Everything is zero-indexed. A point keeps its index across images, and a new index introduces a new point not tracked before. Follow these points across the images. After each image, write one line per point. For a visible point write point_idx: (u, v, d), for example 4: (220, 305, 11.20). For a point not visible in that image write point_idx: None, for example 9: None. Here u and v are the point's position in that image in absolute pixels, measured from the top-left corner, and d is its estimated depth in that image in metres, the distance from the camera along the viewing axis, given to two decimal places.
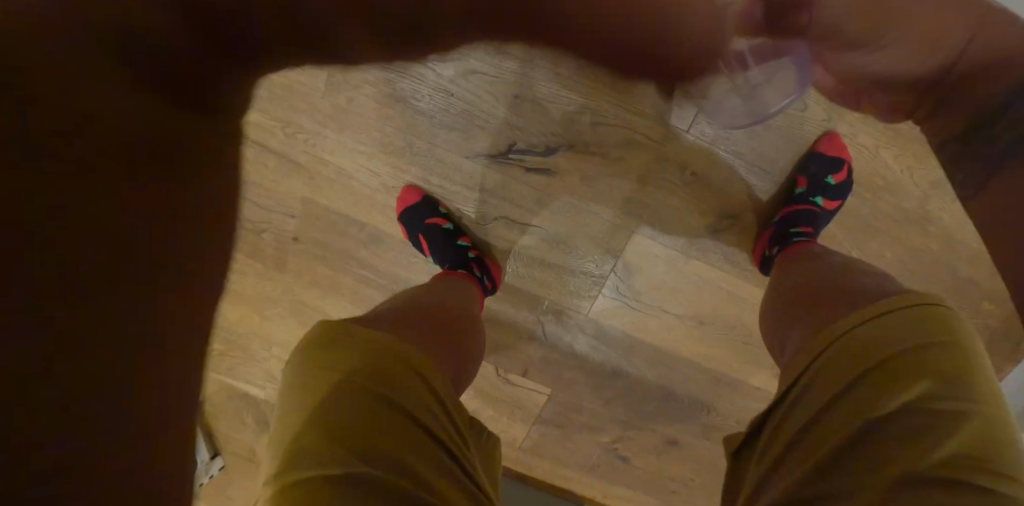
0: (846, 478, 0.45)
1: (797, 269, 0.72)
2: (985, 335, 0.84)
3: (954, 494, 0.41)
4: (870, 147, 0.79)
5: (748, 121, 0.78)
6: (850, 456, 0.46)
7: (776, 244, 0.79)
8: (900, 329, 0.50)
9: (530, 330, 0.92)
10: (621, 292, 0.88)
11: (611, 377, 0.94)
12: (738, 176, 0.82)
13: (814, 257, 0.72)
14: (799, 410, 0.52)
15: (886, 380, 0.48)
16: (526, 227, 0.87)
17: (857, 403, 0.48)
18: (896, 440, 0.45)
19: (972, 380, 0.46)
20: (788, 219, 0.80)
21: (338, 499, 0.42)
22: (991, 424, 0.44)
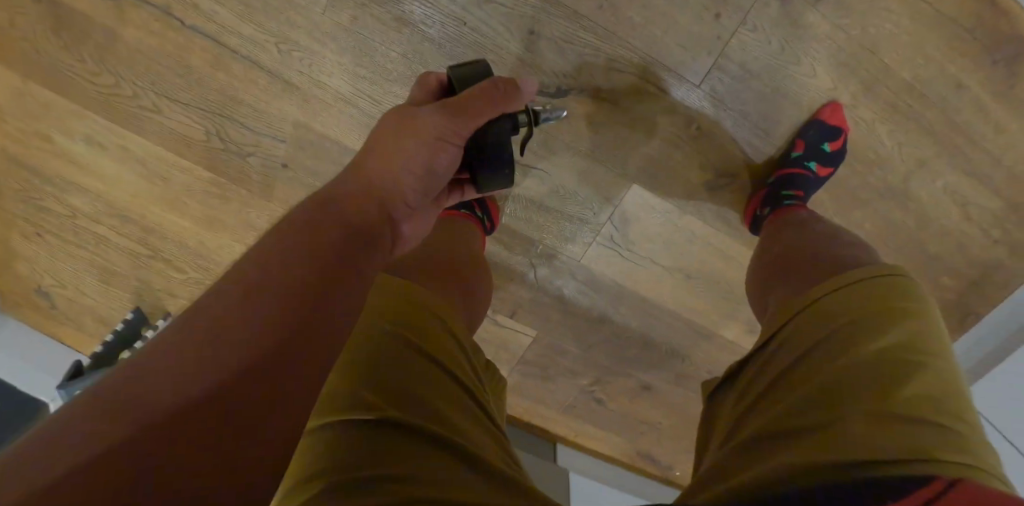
0: (808, 416, 0.45)
1: (788, 229, 0.76)
2: (940, 302, 0.92)
3: (913, 428, 0.41)
4: (867, 119, 0.81)
5: (756, 83, 0.79)
6: (817, 398, 0.46)
7: (768, 206, 0.83)
8: (867, 294, 0.52)
9: (522, 274, 0.93)
10: (614, 242, 0.90)
11: (597, 324, 0.97)
12: (741, 135, 0.83)
13: (806, 222, 0.75)
14: (771, 363, 0.54)
15: (851, 336, 0.49)
16: (528, 170, 0.85)
17: (823, 355, 0.50)
18: (862, 384, 0.45)
19: (932, 340, 0.49)
20: (783, 182, 0.83)
21: (360, 436, 0.42)
22: (946, 382, 0.46)
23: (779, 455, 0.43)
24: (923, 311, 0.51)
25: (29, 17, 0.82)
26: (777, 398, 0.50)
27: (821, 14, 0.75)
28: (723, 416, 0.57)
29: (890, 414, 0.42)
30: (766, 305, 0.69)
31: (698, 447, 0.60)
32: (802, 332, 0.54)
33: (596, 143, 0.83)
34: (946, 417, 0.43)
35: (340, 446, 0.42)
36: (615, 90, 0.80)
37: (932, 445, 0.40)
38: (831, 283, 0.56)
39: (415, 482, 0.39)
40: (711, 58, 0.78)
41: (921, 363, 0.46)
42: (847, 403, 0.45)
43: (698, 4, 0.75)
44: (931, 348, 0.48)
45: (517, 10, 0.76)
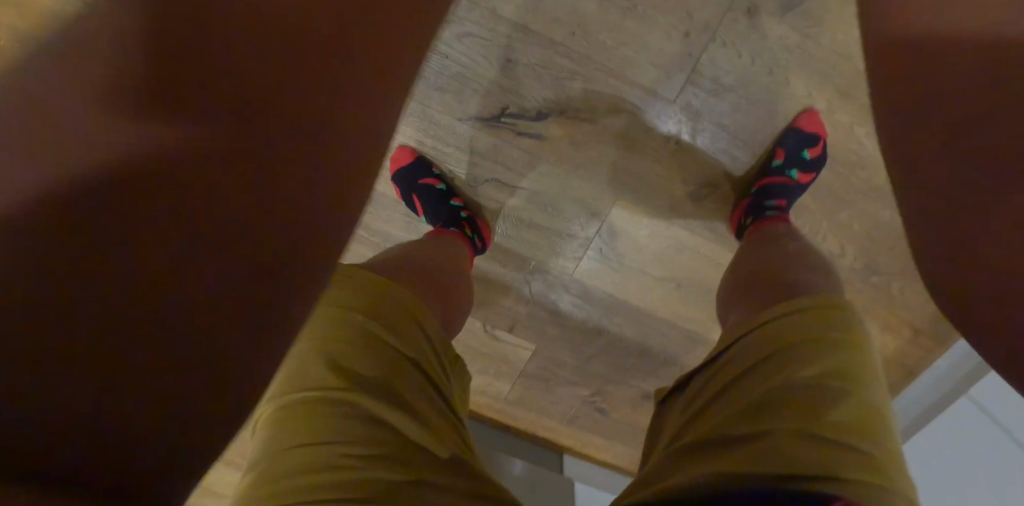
0: (744, 428, 0.50)
1: (759, 251, 0.76)
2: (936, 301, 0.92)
3: (835, 448, 0.46)
4: (845, 124, 0.83)
5: (730, 95, 0.82)
6: (762, 411, 0.51)
7: (751, 216, 0.84)
8: (824, 320, 0.55)
9: (518, 289, 0.97)
10: (604, 255, 0.93)
11: (593, 335, 0.99)
12: (721, 147, 0.85)
13: (780, 240, 0.76)
14: (730, 369, 0.57)
15: (801, 354, 0.53)
16: (515, 190, 0.89)
17: (776, 368, 0.53)
18: (798, 402, 0.50)
19: (868, 366, 0.53)
20: (765, 191, 0.83)
21: (361, 427, 0.48)
22: (872, 410, 0.50)
23: (711, 461, 0.49)
24: (864, 341, 0.54)
25: None
26: (726, 405, 0.54)
27: (789, 26, 0.78)
28: (677, 413, 0.61)
29: (814, 435, 0.47)
30: (733, 315, 0.70)
31: (647, 438, 0.66)
32: (760, 344, 0.56)
33: (578, 160, 0.86)
34: (867, 441, 0.47)
35: (342, 432, 0.47)
36: (593, 108, 0.83)
37: (844, 462, 0.45)
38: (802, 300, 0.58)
39: (409, 473, 0.47)
40: (685, 74, 0.81)
41: (852, 391, 0.50)
42: (779, 419, 0.49)
43: (668, 24, 0.78)
44: (866, 375, 0.52)
45: (495, 41, 0.80)
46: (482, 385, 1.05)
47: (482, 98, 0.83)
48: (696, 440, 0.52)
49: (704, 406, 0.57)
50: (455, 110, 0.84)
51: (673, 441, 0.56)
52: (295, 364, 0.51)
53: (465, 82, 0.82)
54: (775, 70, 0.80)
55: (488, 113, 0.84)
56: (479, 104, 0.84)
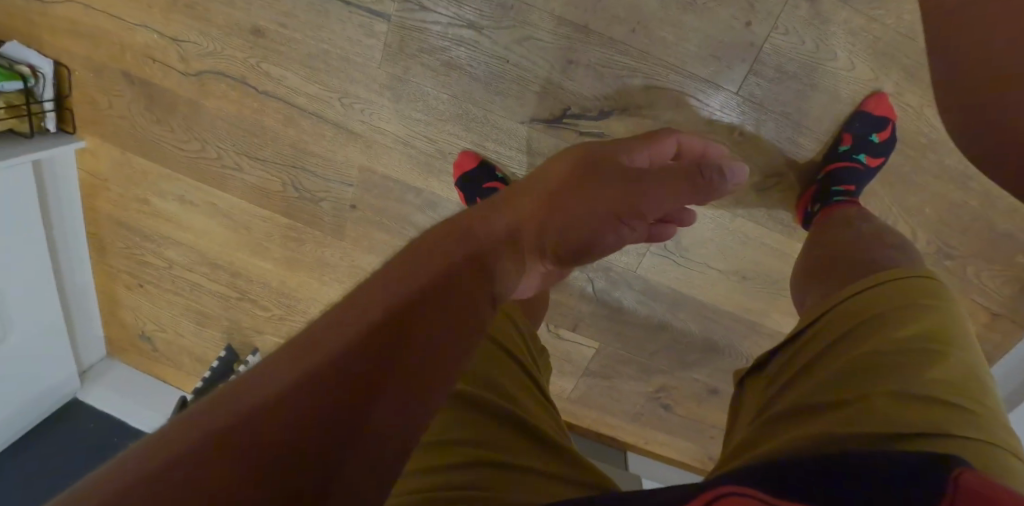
0: (835, 394, 0.51)
1: (831, 234, 0.76)
2: (1015, 283, 0.89)
3: (945, 404, 0.46)
4: (914, 105, 0.82)
5: (794, 82, 0.81)
6: (852, 375, 0.52)
7: (818, 202, 0.84)
8: (910, 290, 0.56)
9: (581, 288, 0.97)
10: (667, 249, 0.92)
11: (657, 331, 0.99)
12: (785, 135, 0.85)
13: (851, 222, 0.76)
14: (812, 343, 0.59)
15: (884, 324, 0.54)
16: None
17: (859, 338, 0.55)
18: (893, 361, 0.51)
19: (960, 329, 0.53)
20: (832, 177, 0.84)
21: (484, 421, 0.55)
22: (974, 370, 0.50)
23: (814, 422, 0.50)
24: (952, 305, 0.55)
25: (126, 98, 0.93)
26: (814, 376, 0.56)
27: (855, 9, 0.77)
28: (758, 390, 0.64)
29: (908, 401, 0.47)
30: (811, 297, 0.71)
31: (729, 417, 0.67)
32: (840, 318, 0.59)
33: None
34: (973, 401, 0.47)
35: (470, 423, 0.54)
36: (654, 104, 0.83)
37: (953, 421, 0.45)
38: (887, 274, 0.59)
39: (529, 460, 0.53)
40: (748, 63, 0.80)
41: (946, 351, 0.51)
42: (876, 387, 0.49)
43: (728, 15, 0.78)
44: (961, 339, 0.52)
45: (554, 43, 0.81)
46: None
47: (543, 99, 0.84)
48: (793, 406, 0.54)
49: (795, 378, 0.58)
50: (516, 113, 0.85)
51: (760, 414, 0.59)
52: None
53: (526, 85, 0.83)
54: (840, 51, 0.79)
55: (549, 114, 0.85)
56: (540, 106, 0.84)
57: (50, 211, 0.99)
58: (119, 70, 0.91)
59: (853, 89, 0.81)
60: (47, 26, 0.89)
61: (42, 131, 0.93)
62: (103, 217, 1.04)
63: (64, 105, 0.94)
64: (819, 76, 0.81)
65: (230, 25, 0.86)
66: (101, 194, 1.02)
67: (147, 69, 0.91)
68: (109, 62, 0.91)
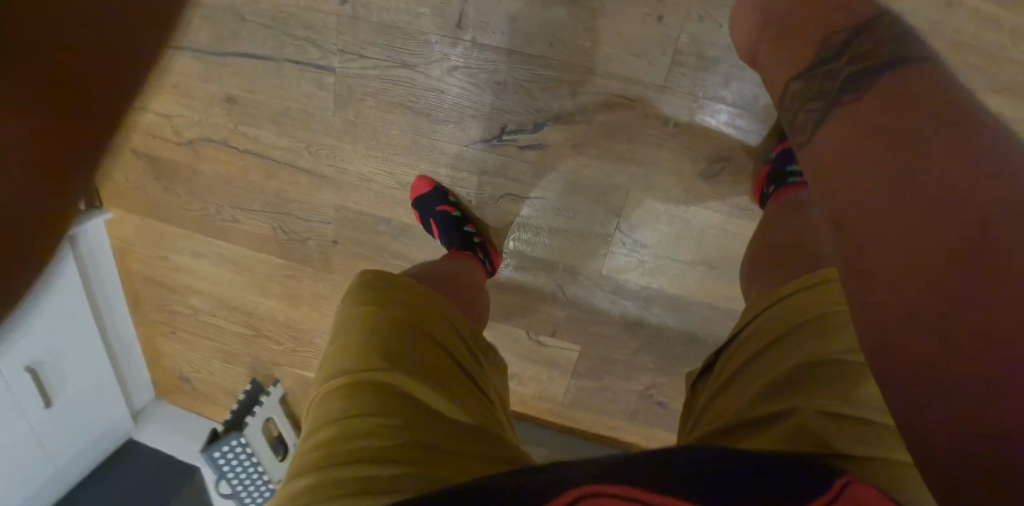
0: (776, 406, 0.49)
1: (787, 222, 0.74)
2: None
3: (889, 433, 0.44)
4: None
5: (721, 68, 0.81)
6: (804, 381, 0.49)
7: (774, 184, 0.80)
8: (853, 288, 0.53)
9: (553, 294, 1.00)
10: (629, 248, 0.94)
11: (635, 329, 1.00)
12: (723, 119, 0.84)
13: (802, 209, 0.74)
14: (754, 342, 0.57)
15: (831, 329, 0.51)
16: (527, 200, 0.93)
17: (811, 338, 0.51)
18: (840, 372, 0.48)
19: None
20: (787, 157, 0.80)
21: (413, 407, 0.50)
22: None
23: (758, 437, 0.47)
24: None
25: (136, 172, 1.08)
26: (761, 379, 0.53)
27: None
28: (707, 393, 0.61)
29: (846, 412, 0.45)
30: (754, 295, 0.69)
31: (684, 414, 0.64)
32: (789, 314, 0.55)
33: (582, 160, 0.89)
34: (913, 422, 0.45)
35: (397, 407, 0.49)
36: (587, 110, 0.86)
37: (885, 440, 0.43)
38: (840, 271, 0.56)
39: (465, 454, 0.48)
40: (670, 57, 0.81)
41: None
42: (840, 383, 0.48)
43: (640, 13, 0.79)
44: None
45: (481, 68, 0.86)
46: (538, 390, 1.09)
47: (480, 122, 0.89)
48: (747, 419, 0.50)
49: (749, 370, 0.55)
50: (459, 138, 0.91)
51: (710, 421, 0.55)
52: (346, 351, 0.54)
53: (464, 110, 0.89)
54: None
55: (489, 134, 0.90)
56: (479, 128, 0.90)
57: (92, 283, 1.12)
58: (128, 148, 1.06)
59: None
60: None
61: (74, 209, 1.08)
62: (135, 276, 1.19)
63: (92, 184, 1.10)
64: None
65: (207, 97, 0.98)
66: (131, 255, 1.17)
67: (149, 144, 1.05)
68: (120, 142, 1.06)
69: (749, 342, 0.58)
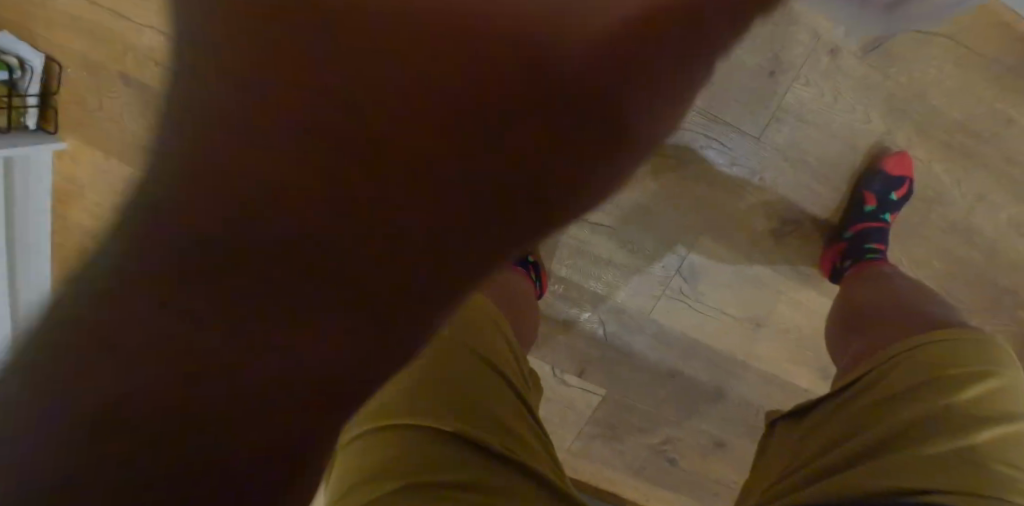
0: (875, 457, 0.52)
1: (870, 288, 0.76)
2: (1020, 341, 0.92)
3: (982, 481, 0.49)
4: (923, 160, 0.85)
5: (813, 132, 0.82)
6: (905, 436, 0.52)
7: (852, 259, 0.83)
8: (953, 354, 0.57)
9: (590, 330, 0.93)
10: (683, 293, 0.90)
11: (665, 379, 0.95)
12: (803, 182, 0.85)
13: (890, 279, 0.76)
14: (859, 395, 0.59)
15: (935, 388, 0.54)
16: (593, 226, 0.87)
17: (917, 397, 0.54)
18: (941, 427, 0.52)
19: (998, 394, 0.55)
20: (863, 236, 0.83)
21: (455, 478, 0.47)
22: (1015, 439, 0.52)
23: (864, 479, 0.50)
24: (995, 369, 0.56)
25: (121, 101, 0.90)
26: (858, 427, 0.56)
27: (870, 65, 0.79)
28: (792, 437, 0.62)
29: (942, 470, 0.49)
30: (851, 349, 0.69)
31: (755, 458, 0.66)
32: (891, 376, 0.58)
33: (659, 195, 0.86)
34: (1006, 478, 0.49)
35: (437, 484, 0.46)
36: (676, 146, 0.83)
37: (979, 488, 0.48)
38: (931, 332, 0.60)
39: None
40: (770, 110, 0.81)
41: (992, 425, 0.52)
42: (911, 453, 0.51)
43: (753, 63, 0.79)
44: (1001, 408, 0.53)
45: None
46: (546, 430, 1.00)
47: None
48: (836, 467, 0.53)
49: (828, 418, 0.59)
50: None
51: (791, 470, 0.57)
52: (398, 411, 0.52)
53: None
54: (856, 104, 0.81)
55: None
56: None
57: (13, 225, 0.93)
58: (118, 71, 0.89)
59: (866, 142, 0.83)
60: (48, 18, 0.88)
61: (20, 127, 0.88)
62: (72, 226, 0.96)
63: (49, 104, 0.90)
64: (839, 128, 0.83)
65: None
66: (74, 203, 0.95)
67: (150, 72, 0.88)
68: (109, 62, 0.89)
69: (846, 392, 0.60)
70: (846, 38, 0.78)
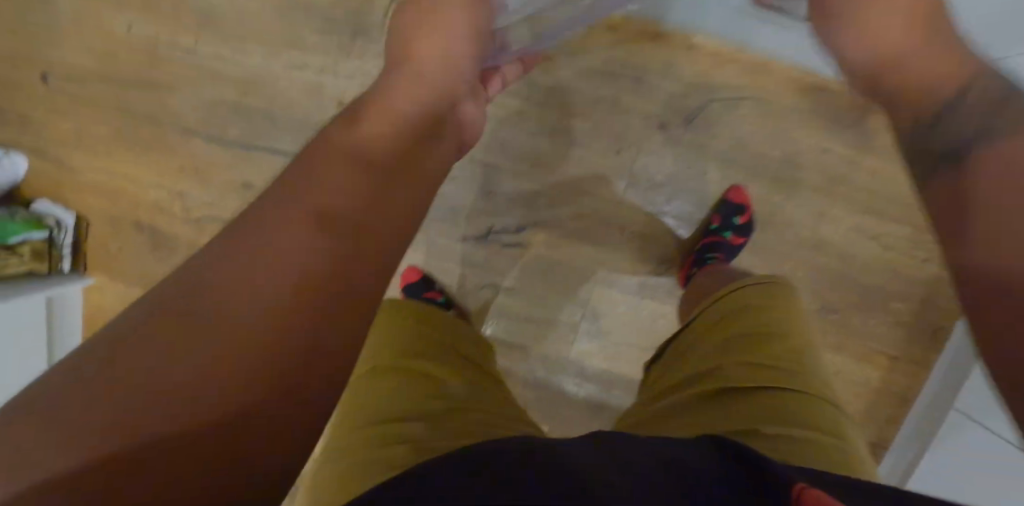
0: (699, 401, 0.60)
1: (704, 276, 0.91)
2: (897, 327, 1.10)
3: (780, 413, 0.56)
4: (761, 196, 1.06)
5: (663, 190, 1.04)
6: (720, 382, 0.60)
7: (697, 267, 0.99)
8: (754, 302, 0.68)
9: (524, 375, 1.11)
10: (592, 334, 1.08)
11: (598, 410, 1.11)
12: (667, 228, 1.05)
13: (719, 272, 0.90)
14: (688, 353, 0.69)
15: (745, 331, 0.65)
16: (504, 290, 1.08)
17: (729, 346, 0.64)
18: (745, 369, 0.61)
19: (799, 337, 0.64)
20: (707, 248, 1.00)
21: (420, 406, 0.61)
22: (809, 373, 0.61)
23: (688, 422, 0.58)
24: (792, 314, 0.68)
25: (136, 243, 1.21)
26: (693, 383, 0.63)
27: (694, 133, 1.03)
28: (646, 389, 0.73)
29: (761, 415, 0.55)
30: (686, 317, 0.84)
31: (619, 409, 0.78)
32: (710, 324, 0.70)
33: (554, 258, 1.06)
34: (798, 406, 0.57)
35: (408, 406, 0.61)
36: (557, 219, 1.05)
37: (777, 422, 0.54)
38: (747, 285, 0.71)
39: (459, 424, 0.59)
40: (625, 179, 1.03)
41: (790, 365, 0.61)
42: (709, 386, 0.60)
43: (603, 147, 1.03)
44: (803, 347, 0.63)
45: (476, 180, 1.05)
46: None
47: (470, 224, 1.06)
48: (664, 411, 0.62)
49: (665, 371, 0.72)
50: (451, 234, 1.07)
51: (636, 413, 0.68)
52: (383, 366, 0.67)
53: (458, 214, 1.06)
54: (694, 164, 1.04)
55: (478, 233, 1.06)
56: (469, 228, 1.06)
57: (54, 345, 1.22)
58: (134, 221, 1.20)
59: (710, 190, 1.04)
60: (86, 189, 1.21)
61: (58, 271, 1.21)
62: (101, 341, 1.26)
63: (78, 249, 1.23)
64: (685, 184, 1.04)
65: (227, 183, 1.16)
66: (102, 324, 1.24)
67: (157, 219, 1.20)
68: (126, 215, 1.21)
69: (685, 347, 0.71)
70: (669, 116, 1.02)
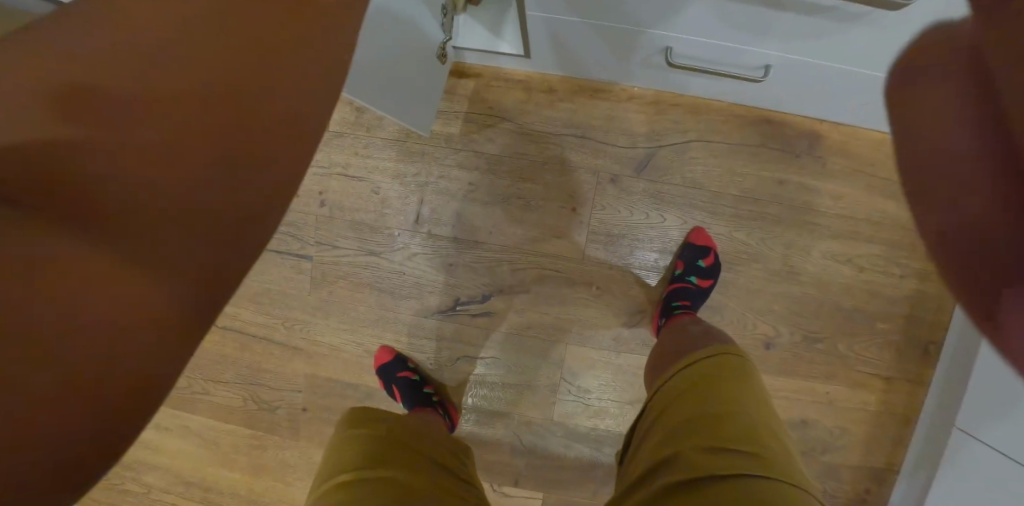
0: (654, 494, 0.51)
1: (667, 334, 0.87)
2: (889, 348, 1.05)
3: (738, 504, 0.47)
4: (725, 233, 1.04)
5: (622, 240, 1.03)
6: (671, 471, 0.52)
7: (665, 318, 0.96)
8: (707, 370, 0.62)
9: (512, 443, 1.07)
10: (573, 393, 1.05)
11: (592, 469, 1.06)
12: (632, 278, 1.04)
13: (683, 324, 0.87)
14: (646, 437, 0.61)
15: (700, 403, 0.58)
16: (477, 359, 1.06)
17: (683, 426, 0.56)
18: (700, 453, 0.52)
19: (760, 407, 0.57)
20: (672, 295, 0.98)
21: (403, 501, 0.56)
22: (774, 451, 0.53)
23: None
24: (750, 379, 0.61)
25: None
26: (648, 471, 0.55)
27: (646, 180, 1.02)
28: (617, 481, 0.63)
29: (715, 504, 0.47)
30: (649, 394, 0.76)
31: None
32: (667, 399, 0.63)
33: (524, 321, 1.05)
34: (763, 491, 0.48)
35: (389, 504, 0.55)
36: (524, 282, 1.04)
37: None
38: (700, 354, 0.65)
39: None
40: (585, 233, 1.03)
41: (753, 445, 0.52)
42: (664, 479, 0.52)
43: (559, 206, 1.03)
44: (761, 418, 0.56)
45: (436, 252, 1.05)
46: None
47: (437, 296, 1.05)
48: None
49: (626, 469, 0.62)
50: (417, 309, 1.06)
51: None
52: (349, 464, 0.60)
53: (422, 287, 1.05)
54: (649, 209, 1.03)
55: (445, 305, 1.05)
56: (435, 300, 1.05)
57: None
58: None
59: (670, 234, 1.03)
60: None
61: None
62: None
63: None
64: (645, 231, 1.03)
65: None
66: None
67: None
68: None
69: (646, 429, 0.62)
70: (619, 167, 1.02)
